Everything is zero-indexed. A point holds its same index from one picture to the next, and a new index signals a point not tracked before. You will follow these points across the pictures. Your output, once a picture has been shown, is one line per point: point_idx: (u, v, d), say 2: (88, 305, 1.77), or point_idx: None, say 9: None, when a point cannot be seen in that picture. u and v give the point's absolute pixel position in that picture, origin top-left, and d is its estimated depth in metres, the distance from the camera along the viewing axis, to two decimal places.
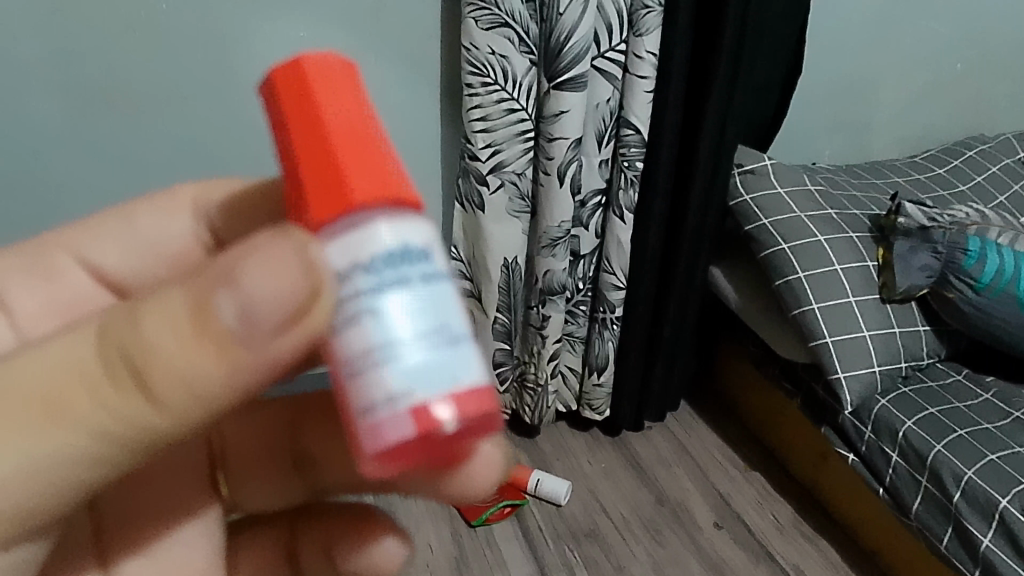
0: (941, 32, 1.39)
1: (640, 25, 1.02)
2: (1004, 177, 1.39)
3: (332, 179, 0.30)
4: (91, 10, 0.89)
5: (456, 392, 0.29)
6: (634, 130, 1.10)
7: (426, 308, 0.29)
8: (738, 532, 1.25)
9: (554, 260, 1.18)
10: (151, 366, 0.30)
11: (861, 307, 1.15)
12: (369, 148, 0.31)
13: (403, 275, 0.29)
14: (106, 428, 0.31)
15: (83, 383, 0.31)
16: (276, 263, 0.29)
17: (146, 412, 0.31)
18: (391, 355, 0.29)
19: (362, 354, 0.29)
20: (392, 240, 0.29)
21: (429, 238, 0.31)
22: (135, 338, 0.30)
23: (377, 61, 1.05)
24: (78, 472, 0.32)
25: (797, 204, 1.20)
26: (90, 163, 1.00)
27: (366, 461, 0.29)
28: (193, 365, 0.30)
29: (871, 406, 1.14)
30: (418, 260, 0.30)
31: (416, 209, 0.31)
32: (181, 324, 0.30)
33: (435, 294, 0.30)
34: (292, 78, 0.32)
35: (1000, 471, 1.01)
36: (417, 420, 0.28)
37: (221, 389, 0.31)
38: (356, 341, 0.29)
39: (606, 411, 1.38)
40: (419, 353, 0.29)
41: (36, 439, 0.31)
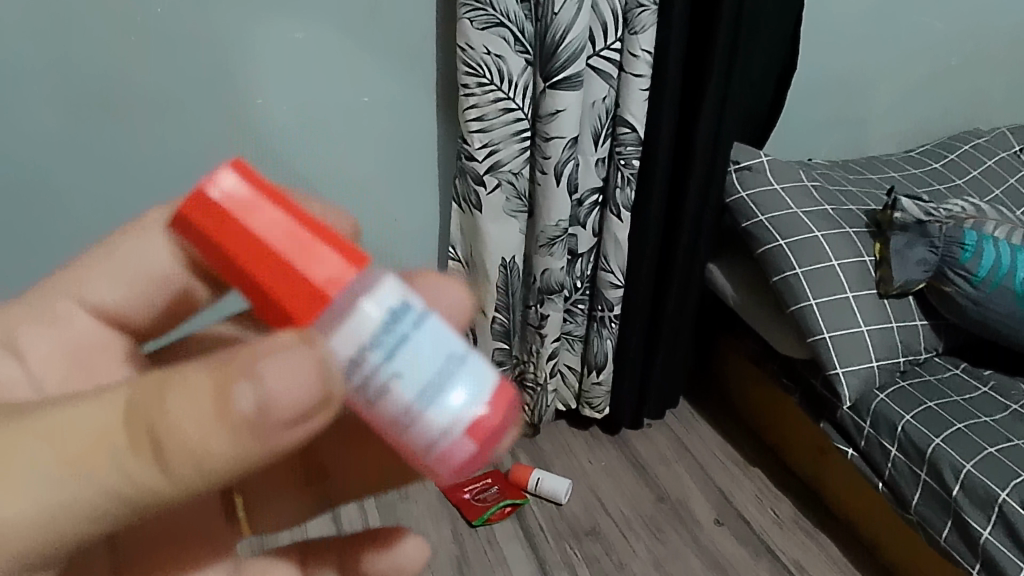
0: (935, 26, 1.39)
1: (635, 23, 1.02)
2: (1000, 171, 1.40)
3: (303, 292, 0.34)
4: (85, 15, 0.89)
5: (484, 399, 0.33)
6: (630, 129, 1.11)
7: (433, 350, 0.33)
8: (738, 528, 1.25)
9: (552, 259, 1.19)
10: (171, 439, 0.30)
11: (858, 302, 1.15)
12: (313, 246, 0.35)
13: (400, 333, 0.33)
14: (118, 493, 0.31)
15: (108, 448, 0.31)
16: (291, 360, 0.31)
17: (160, 480, 0.31)
18: (422, 399, 0.33)
19: (404, 409, 0.33)
20: (377, 311, 0.33)
21: (398, 291, 0.34)
22: (161, 412, 0.30)
23: (374, 63, 1.05)
24: (87, 529, 0.32)
25: (794, 200, 1.20)
26: (87, 171, 1.00)
27: (448, 476, 0.34)
28: (213, 443, 0.30)
29: (870, 401, 1.15)
30: (403, 314, 0.33)
31: (372, 277, 0.34)
32: (213, 396, 0.30)
33: (430, 331, 0.33)
34: (209, 221, 0.35)
35: (999, 464, 1.02)
36: (472, 435, 0.33)
37: (236, 465, 0.31)
38: (392, 401, 0.33)
39: (605, 409, 1.38)
40: (446, 385, 0.33)
41: (48, 495, 0.31)
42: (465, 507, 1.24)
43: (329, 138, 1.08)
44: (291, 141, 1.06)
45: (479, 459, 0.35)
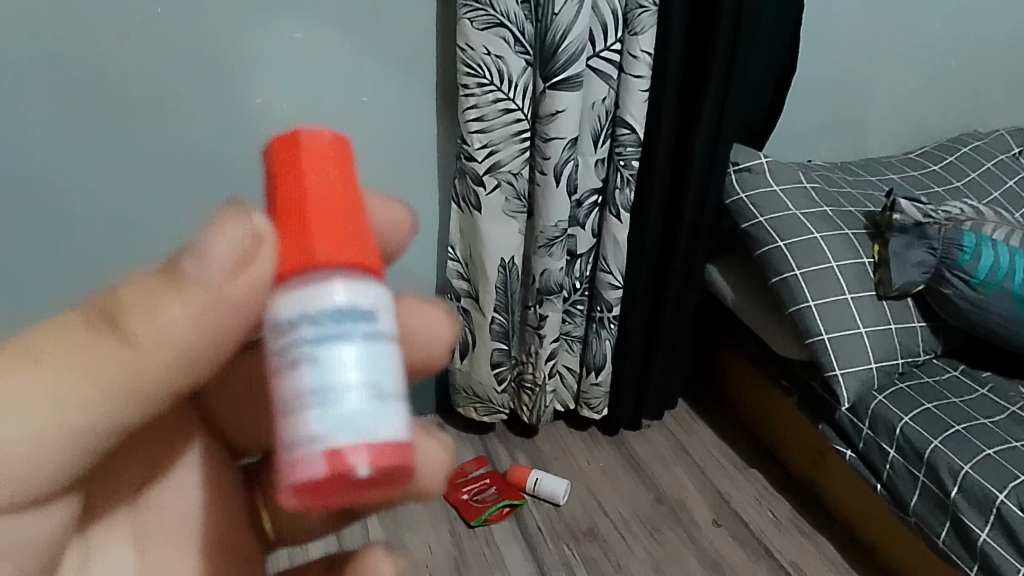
0: (934, 28, 1.40)
1: (635, 24, 1.03)
2: (999, 174, 1.40)
3: (296, 231, 0.30)
4: (86, 13, 0.89)
5: (379, 442, 0.27)
6: (629, 129, 1.11)
7: (363, 366, 0.27)
8: (736, 529, 1.25)
9: (551, 259, 1.19)
10: (130, 317, 0.31)
11: (857, 304, 1.15)
12: (332, 203, 0.31)
13: (346, 330, 0.27)
14: (96, 393, 0.31)
15: (75, 346, 0.31)
16: (224, 231, 0.31)
17: (129, 366, 0.31)
18: (306, 402, 0.27)
19: (294, 397, 0.27)
20: (343, 297, 0.28)
21: (384, 300, 0.29)
22: (116, 297, 0.31)
23: (374, 63, 1.05)
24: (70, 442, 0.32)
25: (793, 201, 1.20)
26: (87, 170, 1.00)
27: (290, 491, 0.27)
28: (170, 315, 0.31)
29: (868, 402, 1.15)
30: (361, 318, 0.28)
31: (370, 277, 0.29)
32: (153, 287, 0.31)
33: (377, 352, 0.28)
34: (283, 147, 0.32)
35: (997, 466, 1.02)
36: (336, 462, 0.26)
37: (191, 345, 0.32)
38: (291, 384, 0.27)
39: (604, 409, 1.38)
40: (346, 403, 0.26)
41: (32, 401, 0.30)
42: (463, 507, 1.24)
43: None
44: None
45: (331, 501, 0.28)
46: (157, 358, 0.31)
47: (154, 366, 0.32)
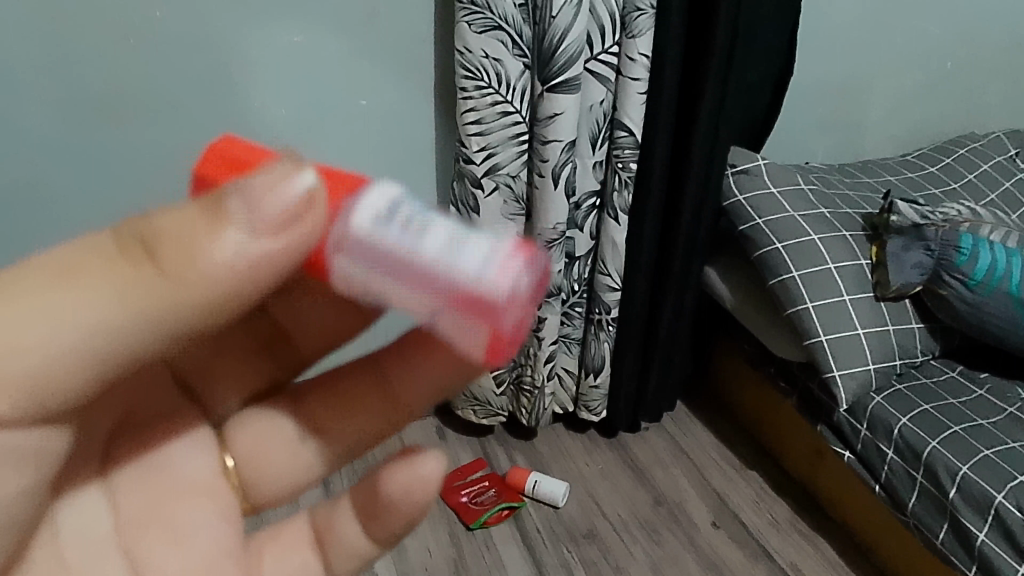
0: (931, 30, 1.40)
1: (632, 27, 1.03)
2: (995, 175, 1.40)
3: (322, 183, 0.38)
4: (86, 18, 0.89)
5: (504, 237, 0.36)
6: (627, 132, 1.11)
7: (447, 218, 0.36)
8: (735, 530, 1.25)
9: (550, 262, 1.19)
10: (163, 242, 0.33)
11: (855, 306, 1.16)
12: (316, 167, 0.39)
13: (411, 213, 0.36)
14: (114, 309, 0.33)
15: (103, 262, 0.34)
16: (272, 182, 0.34)
17: (154, 287, 0.34)
18: (451, 268, 0.35)
19: (438, 261, 0.35)
20: (390, 195, 0.37)
21: (406, 194, 0.37)
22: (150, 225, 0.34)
23: (372, 66, 1.06)
24: (80, 352, 0.34)
25: (791, 203, 1.20)
26: (87, 174, 1.00)
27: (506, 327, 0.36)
28: (209, 247, 0.33)
29: (866, 404, 1.15)
30: (407, 203, 0.37)
31: (377, 182, 0.37)
32: (193, 221, 0.34)
33: (434, 211, 0.37)
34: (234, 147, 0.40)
35: (995, 466, 1.02)
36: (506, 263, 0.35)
37: (228, 275, 0.34)
38: (434, 248, 0.35)
39: (603, 411, 1.38)
40: (468, 236, 0.36)
41: (53, 309, 0.33)
42: (462, 510, 1.24)
43: (328, 140, 1.09)
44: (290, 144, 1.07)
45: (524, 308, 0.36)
46: (190, 288, 0.34)
47: (187, 291, 0.34)
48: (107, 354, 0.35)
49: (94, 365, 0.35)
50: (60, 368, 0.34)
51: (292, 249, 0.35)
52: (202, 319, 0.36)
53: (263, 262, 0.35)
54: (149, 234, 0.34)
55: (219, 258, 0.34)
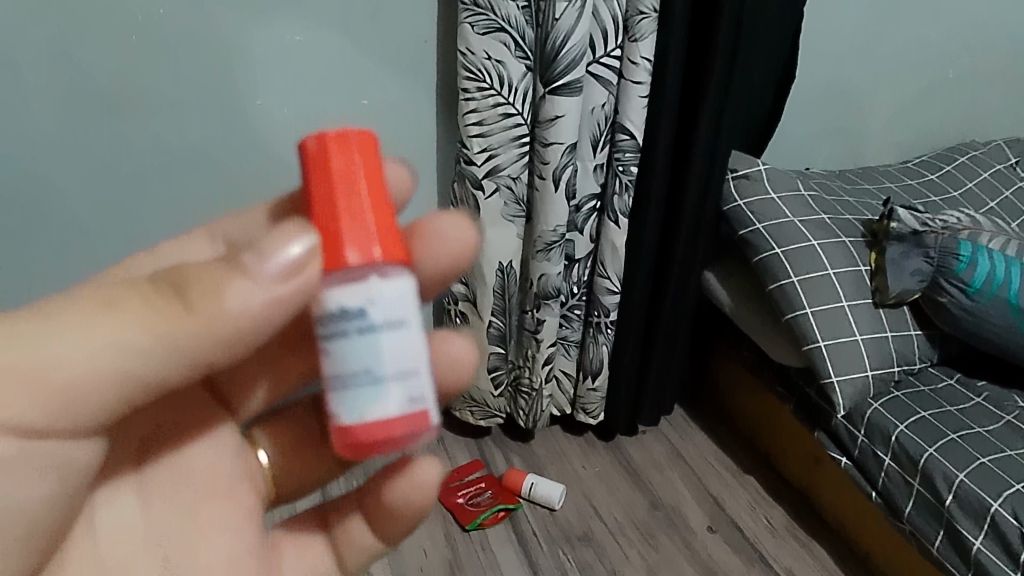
0: (933, 38, 1.40)
1: (635, 30, 1.03)
2: (995, 183, 1.41)
3: (334, 255, 0.38)
4: (88, 15, 0.89)
5: (390, 409, 0.38)
6: (629, 136, 1.11)
7: (364, 355, 0.38)
8: (731, 535, 1.25)
9: (549, 264, 1.19)
10: (194, 287, 0.39)
11: (854, 312, 1.16)
12: (363, 224, 0.39)
13: (344, 329, 0.38)
14: (145, 337, 0.38)
15: (138, 298, 0.39)
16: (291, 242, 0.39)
17: (181, 324, 0.39)
18: (332, 391, 0.39)
19: (329, 378, 0.39)
20: (345, 302, 0.38)
21: (375, 296, 0.38)
22: (182, 273, 0.39)
23: (374, 66, 1.06)
24: (109, 377, 0.39)
25: (791, 209, 1.20)
26: (88, 173, 1.00)
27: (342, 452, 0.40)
28: (233, 291, 0.39)
29: (864, 410, 1.15)
30: (355, 318, 0.38)
31: (392, 275, 0.38)
32: (221, 271, 0.39)
33: (369, 342, 0.38)
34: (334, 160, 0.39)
35: (991, 474, 1.02)
36: (362, 430, 0.38)
37: (251, 318, 0.40)
38: (333, 370, 0.39)
39: (600, 415, 1.38)
40: (360, 386, 0.38)
41: (89, 337, 0.38)
42: (458, 511, 1.24)
43: None
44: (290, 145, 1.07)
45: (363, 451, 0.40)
46: (211, 327, 0.39)
47: (211, 329, 0.39)
48: (140, 379, 0.40)
49: (114, 380, 0.39)
50: (98, 387, 0.39)
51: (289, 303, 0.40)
52: (224, 352, 0.41)
53: (276, 307, 0.40)
54: (188, 281, 0.39)
55: (236, 303, 0.39)
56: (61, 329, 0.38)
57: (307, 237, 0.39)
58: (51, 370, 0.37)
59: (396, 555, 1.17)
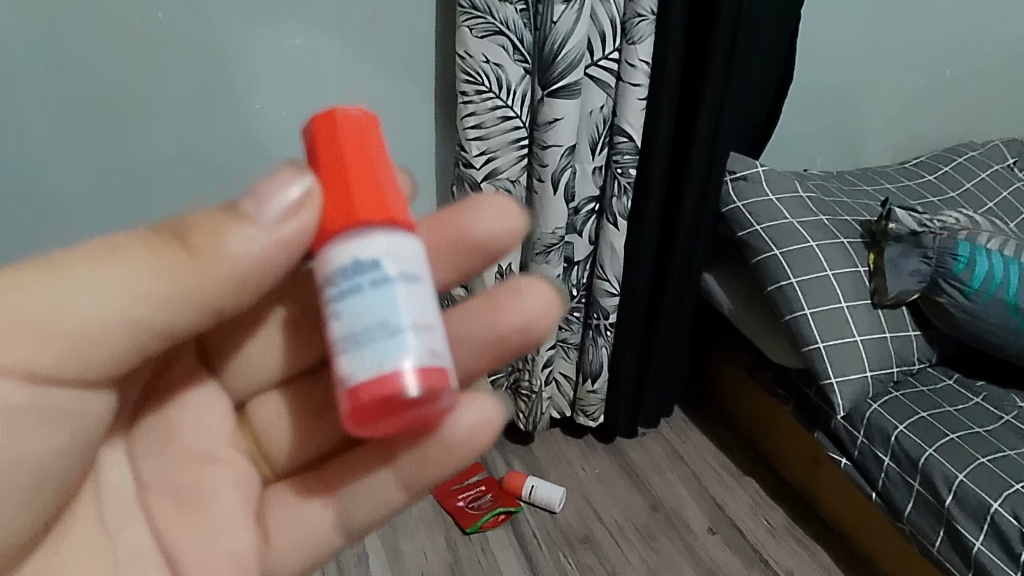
0: (930, 39, 1.41)
1: (633, 33, 1.03)
2: (993, 184, 1.41)
3: (342, 207, 0.41)
4: (88, 20, 0.90)
5: (398, 363, 0.37)
6: (627, 138, 1.11)
7: (374, 308, 0.38)
8: (731, 537, 1.25)
9: (549, 267, 1.19)
10: (195, 235, 0.43)
11: (852, 312, 1.16)
12: (369, 183, 0.41)
13: (357, 283, 0.39)
14: (153, 277, 0.42)
15: (142, 244, 0.42)
16: (287, 182, 0.42)
17: (185, 266, 0.43)
18: (339, 353, 0.39)
19: (336, 341, 0.39)
20: (355, 255, 0.39)
21: (390, 249, 0.39)
22: (183, 222, 0.44)
23: (373, 70, 1.06)
24: (117, 317, 0.42)
25: (789, 210, 1.21)
26: (89, 179, 1.00)
27: (349, 423, 0.39)
28: (230, 237, 0.43)
29: (864, 411, 1.15)
30: (368, 271, 0.39)
31: (393, 228, 0.40)
32: (219, 218, 0.43)
33: (382, 293, 0.38)
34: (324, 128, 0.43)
35: (991, 474, 1.02)
36: (364, 386, 0.37)
37: (246, 261, 0.44)
38: (341, 328, 0.39)
39: (600, 417, 1.38)
40: (368, 340, 0.38)
41: (100, 277, 0.41)
42: (458, 514, 1.25)
43: None
44: (290, 148, 1.07)
45: (380, 417, 0.39)
46: (210, 268, 0.43)
47: (211, 271, 0.43)
48: (141, 323, 0.43)
49: (121, 325, 0.42)
50: (99, 331, 0.42)
51: (293, 248, 0.44)
52: (220, 298, 0.45)
53: (267, 250, 0.44)
54: (187, 227, 0.43)
55: (237, 242, 0.43)
56: (74, 271, 0.41)
57: (315, 194, 0.42)
58: (59, 312, 0.41)
59: (397, 559, 1.18)
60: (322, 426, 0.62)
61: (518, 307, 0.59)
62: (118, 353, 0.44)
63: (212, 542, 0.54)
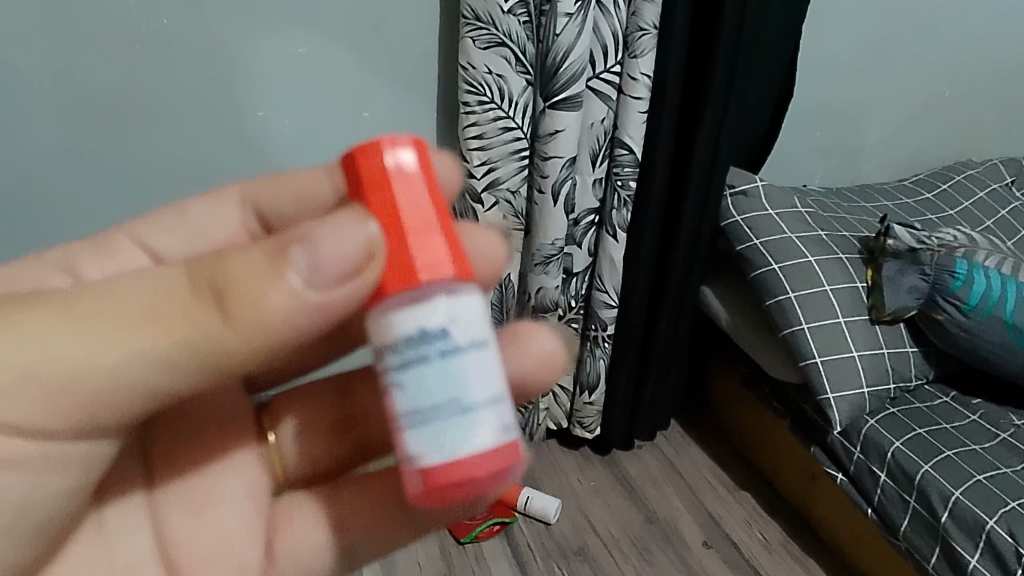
0: (929, 58, 1.42)
1: (635, 47, 1.04)
2: (991, 203, 1.41)
3: (404, 263, 0.38)
4: (93, 25, 0.90)
5: (466, 451, 0.37)
6: (627, 150, 1.12)
7: (442, 383, 0.37)
8: (726, 551, 1.25)
9: (547, 278, 1.20)
10: (233, 292, 0.35)
11: (850, 328, 1.16)
12: (429, 239, 0.39)
13: (425, 354, 0.37)
14: (183, 337, 0.36)
15: (175, 298, 0.36)
16: (337, 227, 0.37)
17: (220, 330, 0.36)
18: (404, 427, 0.37)
19: (399, 415, 0.38)
20: (417, 323, 0.37)
21: (457, 315, 0.37)
22: (222, 269, 0.36)
23: (377, 80, 1.07)
24: (147, 374, 0.37)
25: (788, 224, 1.21)
26: (89, 179, 1.00)
27: (409, 495, 0.39)
28: (272, 295, 0.35)
29: (859, 426, 1.16)
30: (436, 341, 0.37)
31: (458, 290, 0.38)
32: (263, 266, 0.35)
33: (453, 367, 0.37)
34: (368, 167, 0.40)
35: (986, 492, 1.02)
36: (433, 474, 0.37)
37: (290, 321, 0.36)
38: (406, 404, 0.37)
39: (597, 429, 1.38)
40: (436, 421, 0.37)
41: (123, 337, 0.36)
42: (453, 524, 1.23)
43: (327, 152, 1.09)
44: (291, 156, 1.08)
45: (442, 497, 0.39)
46: (248, 335, 0.36)
47: (250, 337, 0.36)
48: (151, 386, 0.38)
49: (148, 383, 0.38)
50: (117, 393, 0.37)
51: (334, 309, 0.37)
52: (259, 358, 0.38)
53: (317, 309, 0.37)
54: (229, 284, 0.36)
55: (280, 305, 0.35)
56: (95, 325, 0.36)
57: (377, 248, 0.38)
58: (80, 369, 0.36)
59: (390, 569, 1.17)
60: (340, 440, 0.62)
61: (524, 353, 0.54)
62: (153, 403, 0.39)
63: (218, 558, 0.53)
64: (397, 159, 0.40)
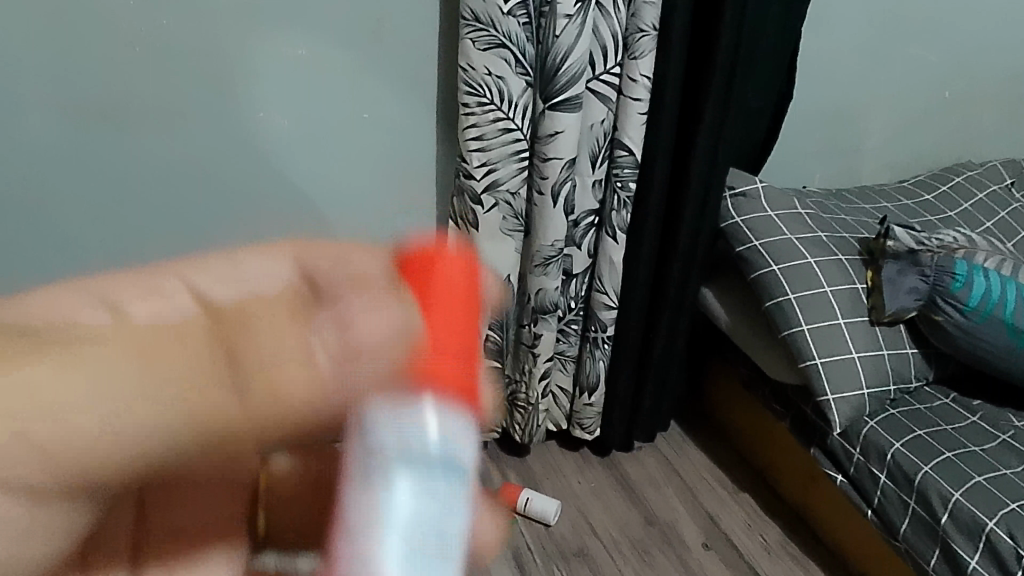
0: (929, 59, 1.42)
1: (635, 48, 1.05)
2: (991, 204, 1.41)
3: (432, 368, 0.41)
4: (94, 26, 0.91)
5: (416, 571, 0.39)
6: (627, 152, 1.12)
7: (430, 504, 0.39)
8: (726, 553, 1.25)
9: (547, 279, 1.19)
10: (247, 352, 0.41)
11: (850, 329, 1.16)
12: (463, 361, 0.42)
13: (425, 470, 0.39)
14: (183, 393, 0.41)
15: (187, 352, 0.41)
16: (380, 313, 0.42)
17: (228, 395, 0.42)
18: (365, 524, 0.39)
19: (365, 514, 0.39)
20: (430, 439, 0.40)
21: (462, 449, 0.41)
22: (244, 332, 0.42)
23: (376, 82, 1.07)
24: (140, 430, 0.41)
25: (787, 226, 1.21)
26: None
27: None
28: (283, 343, 0.42)
29: (859, 428, 1.15)
30: (442, 468, 0.40)
31: (466, 424, 0.41)
32: (282, 317, 0.42)
33: (444, 495, 0.40)
34: (431, 274, 0.44)
35: (986, 493, 1.03)
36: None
37: (298, 393, 0.43)
38: (379, 507, 0.39)
39: (597, 430, 1.38)
40: (408, 532, 0.39)
41: (123, 390, 0.40)
42: None
43: None
44: None
45: None
46: (253, 399, 0.42)
47: (256, 400, 0.42)
48: (147, 446, 0.43)
49: (146, 443, 0.42)
50: (111, 443, 0.42)
51: (347, 395, 0.42)
52: (260, 425, 0.44)
53: (331, 383, 0.42)
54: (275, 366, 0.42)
55: (287, 377, 0.42)
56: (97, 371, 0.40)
57: (418, 341, 0.41)
58: (78, 421, 0.40)
59: None
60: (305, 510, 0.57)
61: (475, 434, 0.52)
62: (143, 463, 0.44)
63: None
64: (457, 272, 0.45)
